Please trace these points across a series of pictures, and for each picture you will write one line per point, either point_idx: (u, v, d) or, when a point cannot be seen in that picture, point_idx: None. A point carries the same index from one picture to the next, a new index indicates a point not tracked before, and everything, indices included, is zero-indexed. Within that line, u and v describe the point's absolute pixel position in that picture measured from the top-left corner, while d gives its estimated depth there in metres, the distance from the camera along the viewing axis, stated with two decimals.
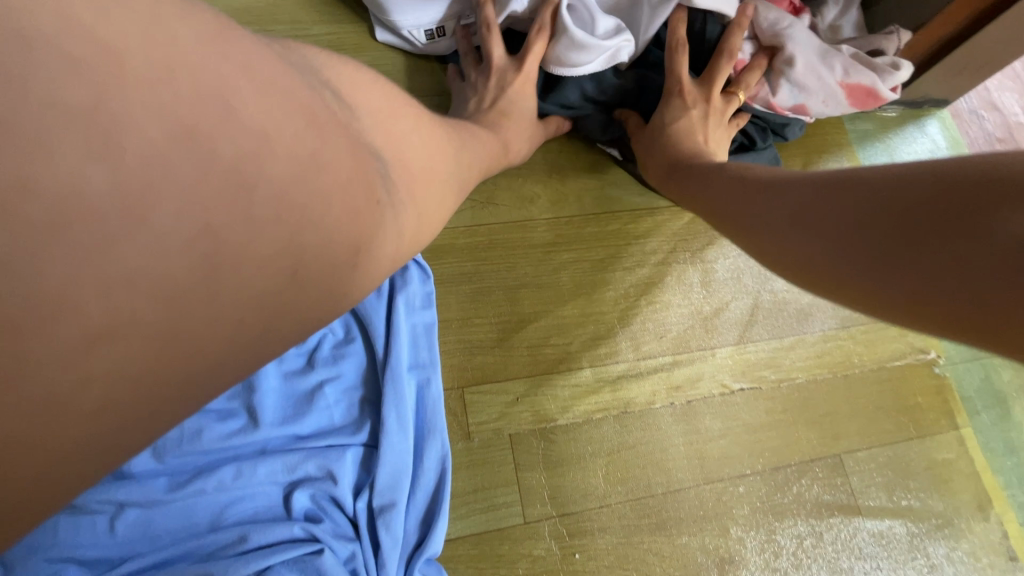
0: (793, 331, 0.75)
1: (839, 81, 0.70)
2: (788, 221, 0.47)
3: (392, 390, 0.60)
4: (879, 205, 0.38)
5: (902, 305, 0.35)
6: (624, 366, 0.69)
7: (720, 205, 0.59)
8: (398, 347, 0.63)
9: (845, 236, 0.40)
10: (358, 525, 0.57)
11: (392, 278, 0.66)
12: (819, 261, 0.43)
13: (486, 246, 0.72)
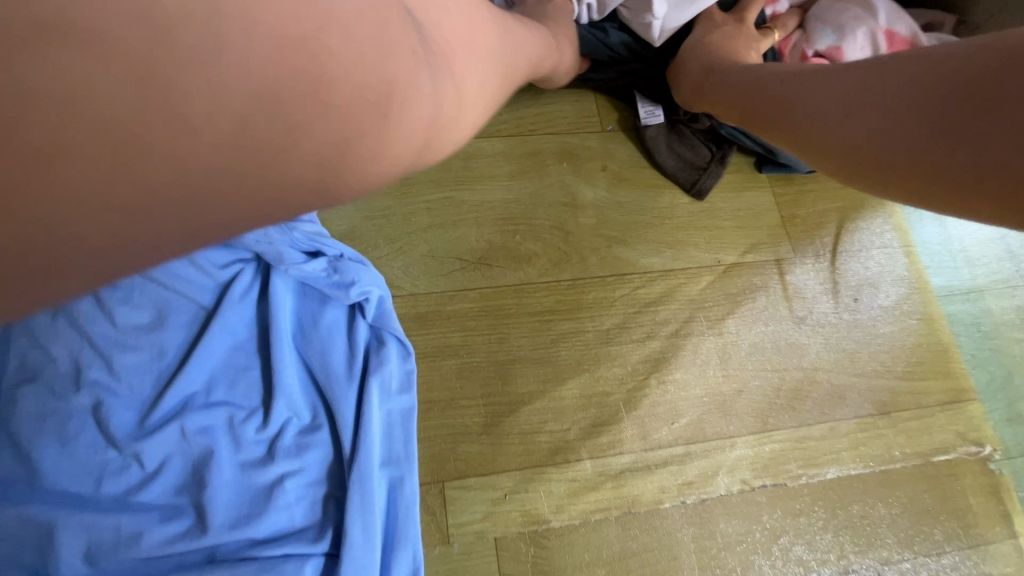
0: (828, 412, 0.66)
1: (880, 28, 0.69)
2: (827, 105, 0.47)
3: (359, 493, 0.53)
4: (924, 91, 0.40)
5: (938, 188, 0.38)
6: (629, 458, 0.61)
7: (754, 100, 0.57)
8: (367, 438, 0.55)
9: (890, 126, 0.41)
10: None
11: (367, 357, 0.59)
12: (857, 146, 0.44)
13: (476, 313, 0.65)
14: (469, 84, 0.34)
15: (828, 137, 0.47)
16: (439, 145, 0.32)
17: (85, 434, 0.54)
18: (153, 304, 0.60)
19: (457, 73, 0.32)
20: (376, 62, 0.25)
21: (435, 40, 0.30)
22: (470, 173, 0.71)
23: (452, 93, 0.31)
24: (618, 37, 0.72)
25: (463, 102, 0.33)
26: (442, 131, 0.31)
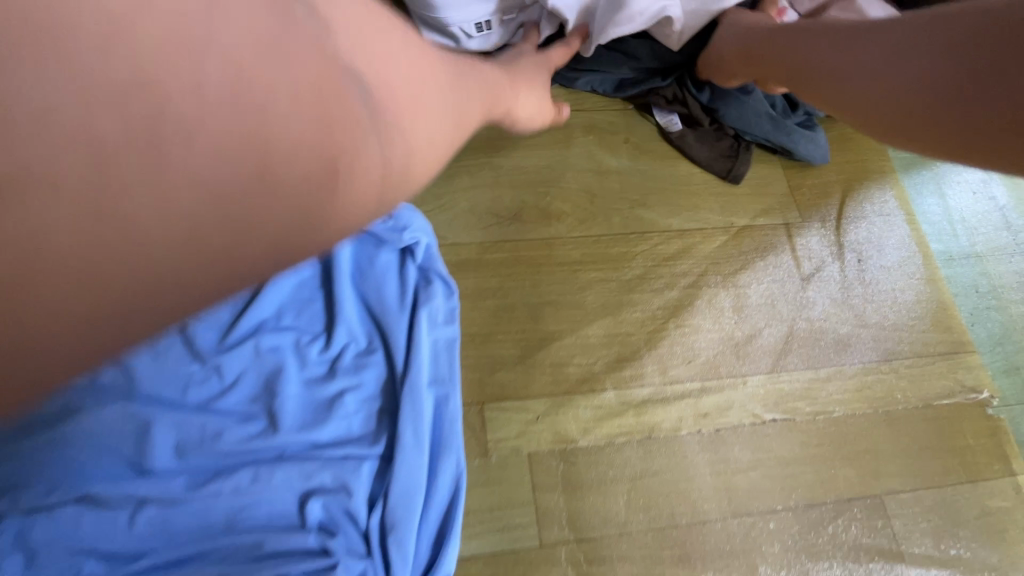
0: (833, 358, 0.72)
1: None
2: (868, 63, 0.54)
3: (410, 404, 0.60)
4: (956, 51, 0.47)
5: (961, 141, 0.48)
6: (650, 391, 0.67)
7: (795, 59, 0.63)
8: (416, 358, 0.63)
9: (930, 82, 0.49)
10: (369, 541, 0.56)
11: (416, 292, 0.66)
12: (889, 107, 0.53)
13: (511, 262, 0.72)
14: (420, 142, 0.37)
15: (871, 92, 0.54)
16: (389, 202, 0.36)
17: (173, 349, 0.62)
18: None
19: (408, 134, 0.36)
20: (323, 138, 0.30)
21: (381, 103, 0.34)
22: (504, 142, 0.79)
23: (397, 145, 0.35)
24: (643, 50, 0.80)
25: (412, 155, 0.36)
26: (388, 193, 0.35)
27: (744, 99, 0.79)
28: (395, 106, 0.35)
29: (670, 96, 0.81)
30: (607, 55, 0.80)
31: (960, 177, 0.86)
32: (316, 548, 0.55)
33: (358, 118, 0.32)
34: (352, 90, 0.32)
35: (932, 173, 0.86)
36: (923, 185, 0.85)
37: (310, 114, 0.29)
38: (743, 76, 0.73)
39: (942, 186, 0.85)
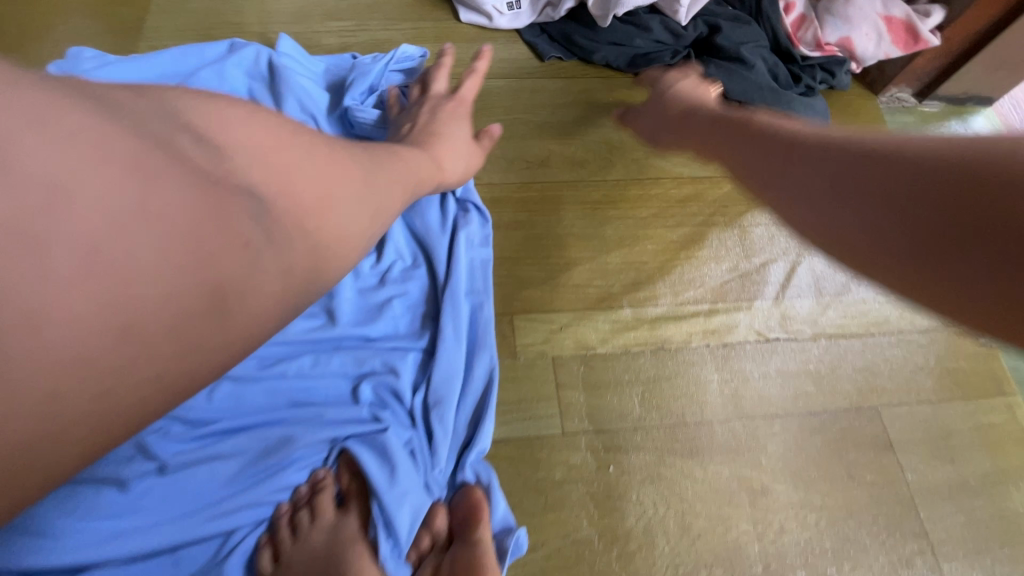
0: (833, 291, 0.78)
1: (879, 15, 0.83)
2: (821, 180, 0.40)
3: (450, 307, 0.69)
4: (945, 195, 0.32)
5: (936, 294, 0.33)
6: (662, 309, 0.75)
7: (733, 157, 0.51)
8: (456, 271, 0.71)
9: (887, 231, 0.35)
10: (415, 416, 0.64)
11: (456, 218, 0.75)
12: (887, 229, 0.35)
13: (538, 199, 0.81)
14: (272, 272, 0.40)
15: (818, 228, 0.40)
16: (231, 307, 0.38)
17: None
18: None
19: (269, 259, 0.40)
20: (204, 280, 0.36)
21: (234, 228, 0.38)
22: (534, 101, 0.88)
23: (247, 263, 0.38)
24: (656, 25, 0.86)
25: (255, 276, 0.39)
26: (229, 297, 0.38)
27: (748, 75, 0.83)
28: (278, 221, 0.40)
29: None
30: (620, 27, 0.88)
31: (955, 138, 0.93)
32: (370, 419, 0.63)
33: (240, 238, 0.38)
34: (243, 206, 0.38)
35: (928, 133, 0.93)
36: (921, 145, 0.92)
37: (180, 261, 0.35)
38: (672, 141, 0.70)
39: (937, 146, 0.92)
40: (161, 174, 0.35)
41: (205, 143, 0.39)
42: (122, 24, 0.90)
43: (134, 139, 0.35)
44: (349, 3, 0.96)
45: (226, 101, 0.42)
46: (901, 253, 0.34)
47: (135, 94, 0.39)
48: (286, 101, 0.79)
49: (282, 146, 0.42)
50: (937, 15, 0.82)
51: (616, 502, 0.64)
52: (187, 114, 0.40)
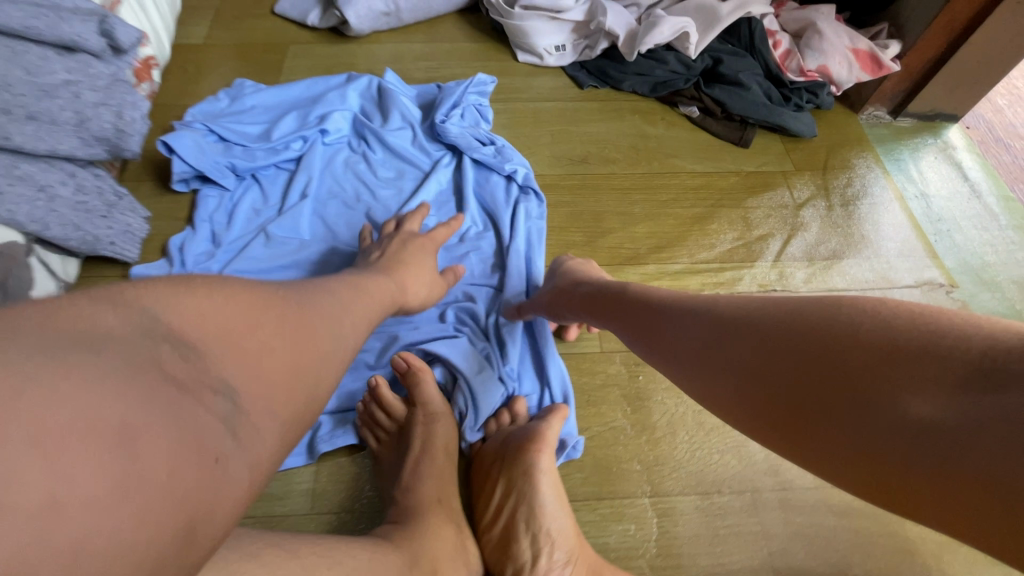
0: (824, 255, 0.96)
1: (849, 48, 1.05)
2: (703, 353, 0.50)
3: (514, 259, 0.89)
4: (802, 371, 0.42)
5: (821, 461, 0.40)
6: (681, 266, 0.94)
7: (631, 327, 0.61)
8: (517, 233, 0.92)
9: (764, 399, 0.44)
10: (490, 334, 0.84)
11: (518, 197, 0.97)
12: (767, 404, 0.44)
13: (579, 185, 1.03)
14: (236, 475, 0.35)
15: (713, 391, 0.49)
16: (196, 536, 0.32)
17: (361, 224, 0.95)
18: (396, 168, 1.02)
19: (235, 465, 0.35)
20: (182, 506, 0.31)
21: (204, 442, 0.33)
22: (577, 117, 1.13)
23: (215, 485, 0.33)
24: (673, 59, 1.11)
25: (223, 494, 0.34)
26: (200, 520, 0.32)
27: (745, 95, 1.08)
28: (253, 409, 0.38)
29: (690, 96, 1.12)
30: (644, 62, 1.13)
31: (927, 145, 1.12)
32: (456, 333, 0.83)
33: (212, 450, 0.34)
34: (214, 408, 0.35)
35: (904, 141, 1.12)
36: (897, 149, 1.11)
37: (159, 489, 0.30)
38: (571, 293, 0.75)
39: (913, 150, 1.11)
40: (156, 402, 0.32)
41: (189, 352, 0.36)
42: (266, 65, 1.21)
43: (122, 359, 0.32)
44: (434, 50, 1.25)
45: (199, 284, 0.40)
46: (773, 412, 0.43)
47: (109, 307, 0.34)
48: (392, 115, 1.05)
49: (254, 328, 0.41)
50: (894, 47, 1.04)
51: (645, 401, 0.80)
52: (167, 316, 0.36)
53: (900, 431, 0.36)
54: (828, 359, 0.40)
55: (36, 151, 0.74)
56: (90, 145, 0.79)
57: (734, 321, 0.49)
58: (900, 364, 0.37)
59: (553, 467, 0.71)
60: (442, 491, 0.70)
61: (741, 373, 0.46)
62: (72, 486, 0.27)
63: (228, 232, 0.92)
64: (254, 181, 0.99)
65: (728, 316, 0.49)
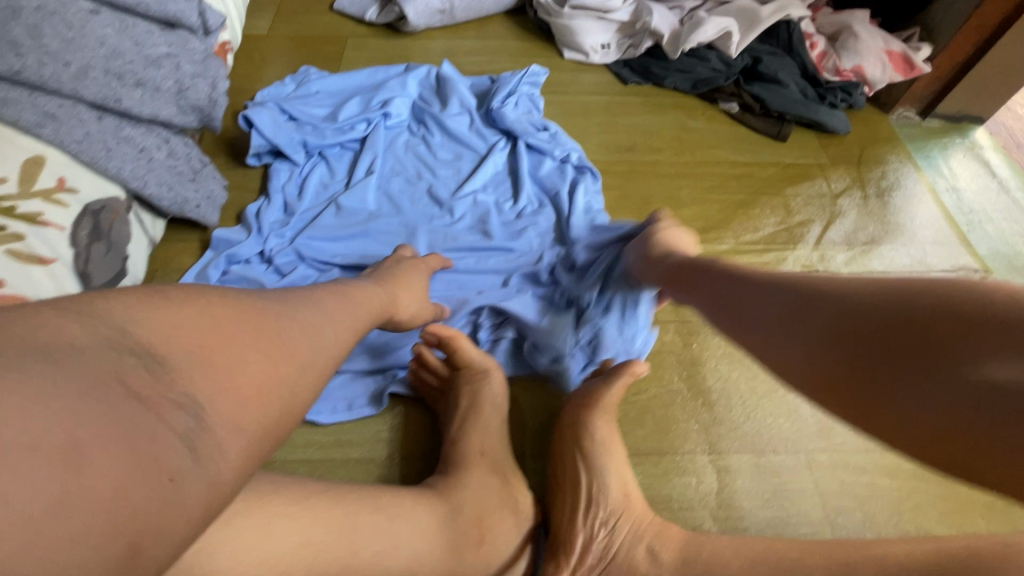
0: (864, 240, 1.00)
1: (883, 49, 1.12)
2: (775, 316, 0.51)
3: (573, 231, 0.94)
4: (878, 330, 0.43)
5: (886, 423, 0.42)
6: (728, 246, 0.99)
7: (709, 301, 0.61)
8: (575, 203, 0.97)
9: (832, 359, 0.45)
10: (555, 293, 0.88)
11: (574, 175, 1.02)
12: (835, 365, 0.45)
13: (627, 171, 1.08)
14: (194, 492, 0.35)
15: (777, 355, 0.50)
16: (142, 554, 0.32)
17: (424, 199, 1.00)
18: (455, 149, 1.08)
19: (192, 485, 0.35)
20: (125, 529, 0.32)
21: (159, 460, 0.34)
22: (622, 110, 1.19)
23: (167, 502, 0.34)
24: (715, 57, 1.17)
25: (175, 515, 0.34)
26: (143, 543, 0.32)
27: (783, 92, 1.14)
28: (218, 425, 0.38)
29: (730, 92, 1.18)
30: (686, 60, 1.19)
31: (956, 144, 1.18)
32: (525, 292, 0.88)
33: (164, 471, 0.34)
34: (171, 424, 0.35)
35: (933, 139, 1.18)
36: (927, 147, 1.17)
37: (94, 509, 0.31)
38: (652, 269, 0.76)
39: (942, 148, 1.17)
40: (109, 419, 0.33)
41: (154, 369, 0.37)
42: (327, 56, 1.28)
43: (83, 379, 0.33)
44: (484, 47, 1.32)
45: (174, 298, 0.41)
46: (841, 373, 0.45)
47: (76, 322, 0.36)
48: (450, 102, 1.11)
49: (225, 344, 0.41)
50: (926, 49, 1.10)
51: (698, 367, 0.84)
52: (135, 328, 0.38)
53: (971, 394, 0.37)
54: (916, 323, 0.41)
55: (140, 115, 0.80)
56: (184, 112, 0.85)
57: (805, 286, 0.50)
58: (983, 324, 0.38)
59: (609, 425, 0.73)
60: (488, 446, 0.72)
61: (811, 337, 0.47)
62: (16, 498, 0.29)
63: (299, 202, 0.97)
64: (321, 159, 1.05)
65: (806, 283, 0.50)
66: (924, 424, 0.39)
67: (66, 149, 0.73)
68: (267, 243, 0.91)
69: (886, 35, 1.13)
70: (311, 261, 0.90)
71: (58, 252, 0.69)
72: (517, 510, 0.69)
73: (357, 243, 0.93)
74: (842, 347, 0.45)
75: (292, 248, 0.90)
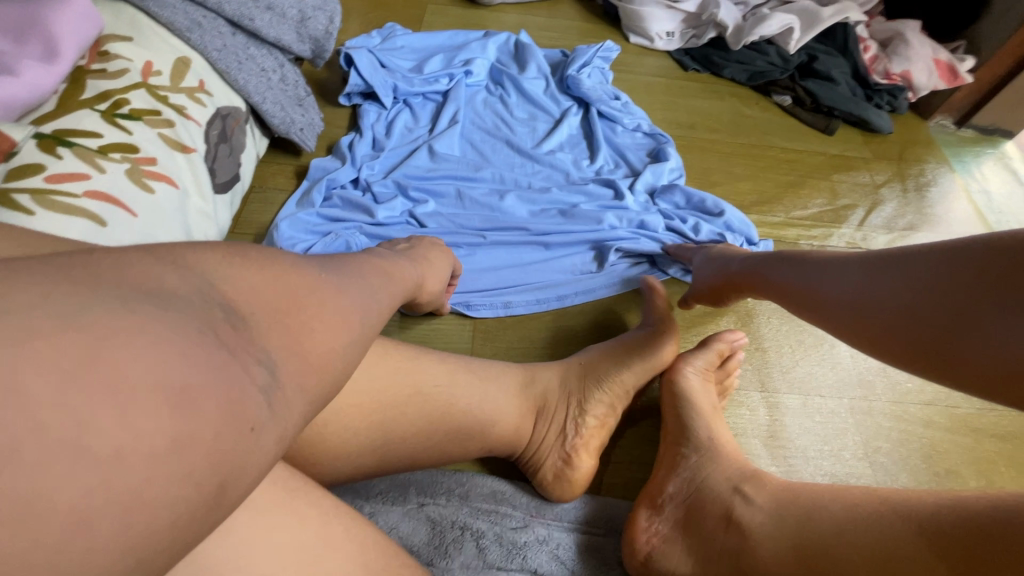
0: (903, 226, 1.09)
1: (931, 58, 1.22)
2: (855, 287, 0.55)
3: (648, 189, 1.02)
4: (960, 272, 0.47)
5: (984, 372, 0.45)
6: (779, 218, 1.07)
7: (793, 283, 0.63)
8: (651, 164, 1.05)
9: (917, 314, 0.49)
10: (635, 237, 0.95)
11: (649, 144, 1.11)
12: (920, 327, 0.49)
13: (687, 145, 1.17)
14: (274, 441, 0.31)
15: (867, 321, 0.54)
16: (226, 496, 0.29)
17: (505, 150, 1.07)
18: (535, 109, 1.15)
19: (270, 435, 0.31)
20: (212, 473, 0.28)
21: (241, 405, 0.29)
22: (683, 92, 1.27)
23: (251, 450, 0.30)
24: (774, 51, 1.26)
25: (259, 460, 0.30)
26: (230, 485, 0.29)
27: (836, 89, 1.23)
28: (291, 381, 0.33)
29: (785, 86, 1.26)
30: (746, 52, 1.28)
31: (988, 153, 1.27)
32: (647, 231, 0.96)
33: (247, 420, 0.29)
34: (250, 372, 0.30)
35: (967, 147, 1.26)
36: (962, 153, 1.25)
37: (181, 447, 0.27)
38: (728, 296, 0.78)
39: (975, 156, 1.25)
40: (199, 361, 0.28)
41: (232, 326, 0.31)
42: (406, 18, 1.35)
43: (170, 306, 0.29)
44: (554, 25, 1.40)
45: (248, 254, 0.36)
46: (925, 331, 0.49)
47: (157, 275, 0.30)
48: (529, 66, 1.19)
49: (293, 303, 0.35)
50: (969, 61, 1.20)
51: (752, 318, 0.91)
52: (208, 260, 0.33)
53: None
54: (988, 261, 0.45)
55: (266, 37, 0.86)
56: (303, 40, 0.91)
57: (886, 256, 0.54)
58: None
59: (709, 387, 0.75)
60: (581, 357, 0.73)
61: (891, 296, 0.52)
62: (116, 426, 0.25)
63: (389, 141, 1.04)
64: (406, 106, 1.12)
65: (882, 252, 0.55)
66: (990, 375, 0.44)
67: (207, 55, 0.80)
68: (360, 171, 0.98)
69: (933, 46, 1.24)
70: (408, 192, 0.96)
71: (196, 143, 0.75)
72: (573, 414, 0.69)
73: (448, 183, 1.00)
74: (915, 299, 0.50)
75: (390, 179, 0.97)
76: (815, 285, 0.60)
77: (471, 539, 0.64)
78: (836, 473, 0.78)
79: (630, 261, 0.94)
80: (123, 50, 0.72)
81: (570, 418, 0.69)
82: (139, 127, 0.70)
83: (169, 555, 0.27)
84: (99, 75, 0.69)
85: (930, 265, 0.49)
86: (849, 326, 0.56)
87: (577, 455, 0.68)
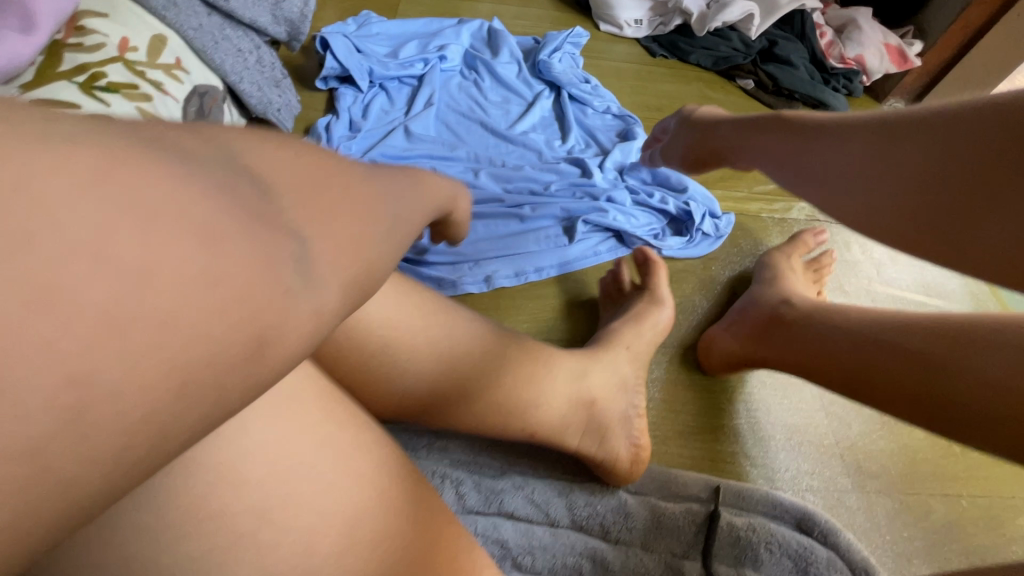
0: None
1: (882, 43, 1.29)
2: (865, 154, 0.61)
3: (616, 167, 1.06)
4: (977, 152, 0.53)
5: (995, 250, 0.53)
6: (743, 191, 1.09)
7: (791, 149, 0.69)
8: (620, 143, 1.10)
9: (933, 193, 0.56)
10: (605, 210, 0.98)
11: (618, 126, 1.15)
12: (936, 202, 0.56)
13: (654, 126, 1.22)
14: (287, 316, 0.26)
15: (880, 198, 0.60)
16: (252, 361, 0.26)
17: (478, 132, 1.10)
18: (508, 92, 1.18)
19: (290, 309, 0.26)
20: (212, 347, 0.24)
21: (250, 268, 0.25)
22: (652, 77, 1.32)
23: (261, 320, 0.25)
24: (736, 37, 1.33)
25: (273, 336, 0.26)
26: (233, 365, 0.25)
27: (794, 73, 1.29)
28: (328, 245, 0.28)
29: (748, 70, 1.32)
30: (710, 39, 1.34)
31: None
32: (614, 204, 0.99)
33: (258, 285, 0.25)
34: (261, 233, 0.25)
35: None
36: None
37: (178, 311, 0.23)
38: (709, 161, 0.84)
39: None
40: (205, 211, 0.24)
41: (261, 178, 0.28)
42: (381, 6, 1.38)
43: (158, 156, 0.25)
44: (525, 14, 1.43)
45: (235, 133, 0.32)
46: (944, 204, 0.55)
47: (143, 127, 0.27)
48: (502, 52, 1.23)
49: (311, 173, 0.30)
50: (917, 46, 1.28)
51: (716, 285, 0.95)
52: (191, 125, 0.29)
53: None
54: (1001, 132, 0.51)
55: (243, 18, 0.89)
56: (277, 23, 0.95)
57: (898, 124, 0.59)
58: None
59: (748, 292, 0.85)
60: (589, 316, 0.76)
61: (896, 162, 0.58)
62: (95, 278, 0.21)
63: (365, 122, 1.07)
64: (382, 90, 1.14)
65: (887, 117, 0.60)
66: (989, 242, 0.53)
67: (184, 34, 0.82)
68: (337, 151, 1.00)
69: (885, 32, 1.31)
70: None
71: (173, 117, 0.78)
72: (630, 398, 0.69)
73: (423, 161, 1.03)
74: (926, 169, 0.56)
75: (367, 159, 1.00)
76: (814, 143, 0.66)
77: (451, 486, 0.67)
78: (793, 423, 0.81)
79: (599, 234, 0.97)
80: (99, 26, 0.74)
81: (629, 400, 0.69)
82: (117, 100, 0.71)
83: (208, 408, 0.25)
84: (75, 49, 0.70)
85: (941, 131, 0.55)
86: (859, 195, 0.62)
87: (639, 439, 0.67)
